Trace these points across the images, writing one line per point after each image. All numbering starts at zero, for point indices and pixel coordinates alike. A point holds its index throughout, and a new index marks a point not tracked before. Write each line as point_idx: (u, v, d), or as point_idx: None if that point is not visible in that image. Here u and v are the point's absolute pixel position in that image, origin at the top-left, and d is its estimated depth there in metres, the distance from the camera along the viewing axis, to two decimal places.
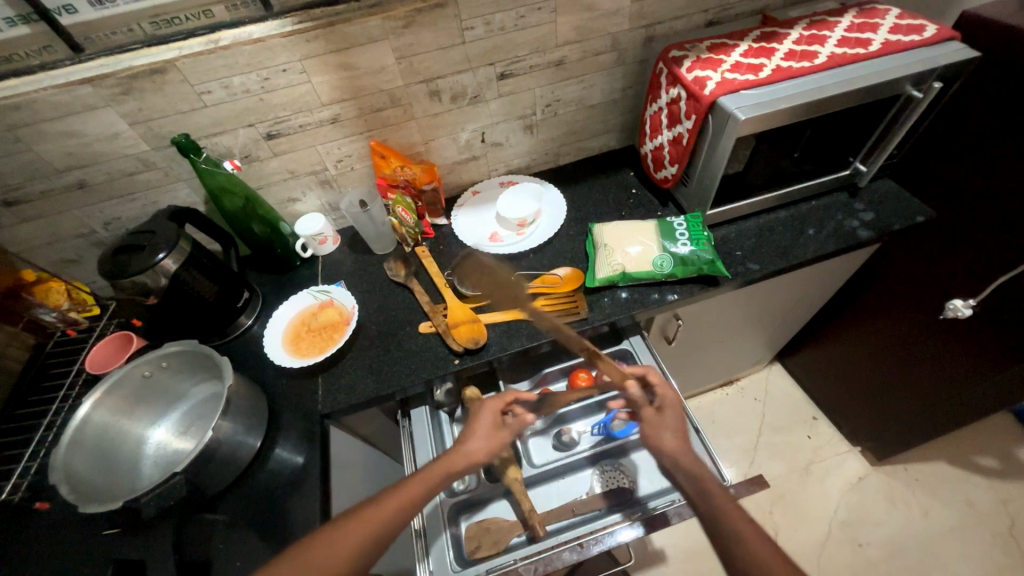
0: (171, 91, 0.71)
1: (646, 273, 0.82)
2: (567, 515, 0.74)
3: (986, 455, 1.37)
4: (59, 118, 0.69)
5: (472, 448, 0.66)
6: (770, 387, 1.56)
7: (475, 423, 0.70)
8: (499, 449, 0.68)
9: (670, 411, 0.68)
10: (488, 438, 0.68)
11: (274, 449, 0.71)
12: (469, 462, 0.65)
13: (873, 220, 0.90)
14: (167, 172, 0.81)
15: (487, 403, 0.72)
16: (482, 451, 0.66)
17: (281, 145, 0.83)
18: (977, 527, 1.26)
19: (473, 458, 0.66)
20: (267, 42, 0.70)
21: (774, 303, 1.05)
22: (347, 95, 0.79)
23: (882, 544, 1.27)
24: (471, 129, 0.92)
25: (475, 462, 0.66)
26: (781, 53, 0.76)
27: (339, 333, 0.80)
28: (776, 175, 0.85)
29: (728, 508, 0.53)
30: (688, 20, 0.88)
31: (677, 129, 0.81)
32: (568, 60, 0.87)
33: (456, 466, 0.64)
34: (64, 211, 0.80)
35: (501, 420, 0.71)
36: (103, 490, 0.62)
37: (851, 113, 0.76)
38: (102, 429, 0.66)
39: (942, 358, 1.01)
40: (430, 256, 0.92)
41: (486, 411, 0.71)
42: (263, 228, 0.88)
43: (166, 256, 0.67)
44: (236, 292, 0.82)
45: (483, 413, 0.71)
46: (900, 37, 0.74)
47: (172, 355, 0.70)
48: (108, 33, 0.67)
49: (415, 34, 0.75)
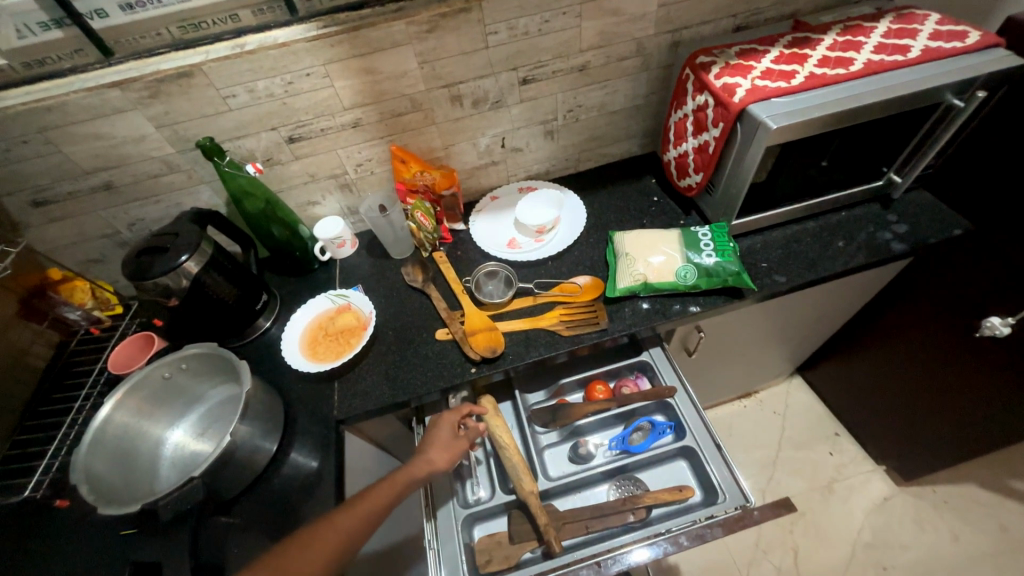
0: (196, 95, 0.71)
1: (669, 284, 0.80)
2: (582, 531, 0.71)
3: (1021, 479, 1.31)
4: (88, 121, 0.70)
5: (432, 458, 0.66)
6: (790, 400, 1.52)
7: (435, 433, 0.70)
8: (460, 456, 0.68)
9: None
10: (449, 448, 0.68)
11: (289, 454, 0.71)
12: (428, 472, 0.64)
13: (907, 233, 0.87)
14: (190, 174, 0.81)
15: (443, 416, 0.72)
16: (443, 461, 0.66)
17: (302, 149, 0.83)
18: (1010, 554, 1.21)
19: (432, 468, 0.65)
20: (292, 47, 0.69)
21: (799, 316, 1.02)
22: (369, 100, 0.79)
23: (909, 567, 1.22)
24: (492, 134, 0.91)
25: (436, 471, 0.65)
26: (814, 60, 0.74)
27: (356, 338, 0.80)
28: (805, 185, 0.82)
29: None
30: (715, 25, 0.86)
31: (703, 137, 0.79)
32: (591, 65, 0.86)
33: (417, 474, 0.63)
34: (91, 212, 0.81)
35: (458, 432, 0.71)
36: (123, 492, 0.62)
37: (884, 122, 0.73)
38: (122, 431, 0.66)
39: (979, 379, 0.97)
40: (447, 262, 0.91)
41: (444, 422, 0.71)
42: (282, 231, 0.88)
43: (188, 258, 0.67)
44: (255, 295, 0.83)
45: (443, 424, 0.71)
46: (941, 44, 0.71)
47: (192, 358, 0.70)
48: (138, 38, 0.68)
49: (439, 38, 0.74)
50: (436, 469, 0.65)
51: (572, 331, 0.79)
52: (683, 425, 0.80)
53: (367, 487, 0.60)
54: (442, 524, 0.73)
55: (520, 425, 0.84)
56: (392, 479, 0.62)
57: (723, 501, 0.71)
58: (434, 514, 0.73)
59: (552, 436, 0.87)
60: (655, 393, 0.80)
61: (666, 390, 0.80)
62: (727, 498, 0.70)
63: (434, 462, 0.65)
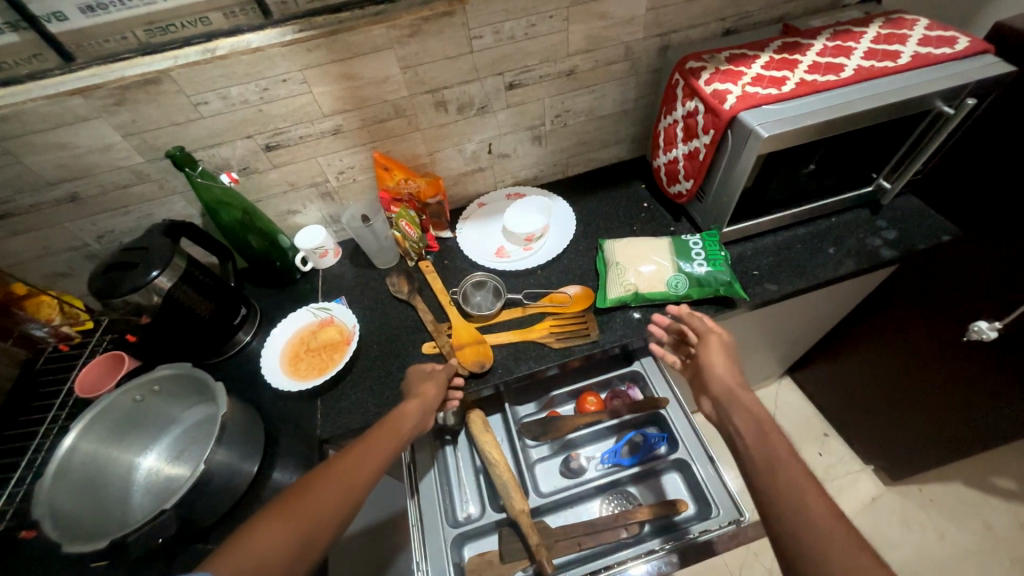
0: (166, 102, 0.68)
1: (660, 294, 0.79)
2: (575, 549, 0.69)
3: (1004, 476, 1.34)
4: (49, 130, 0.66)
5: (421, 392, 0.67)
6: (780, 401, 1.53)
7: (410, 378, 0.70)
8: (446, 386, 0.70)
9: (717, 351, 0.66)
10: (434, 381, 0.69)
11: (271, 475, 0.68)
12: (421, 404, 0.66)
13: (896, 239, 0.86)
14: (162, 184, 0.78)
15: (414, 368, 0.71)
16: (432, 393, 0.67)
17: (281, 157, 0.80)
18: (995, 551, 1.23)
19: (422, 400, 0.66)
20: (267, 52, 0.66)
21: (789, 321, 1.02)
22: (350, 106, 0.76)
23: (897, 567, 1.23)
24: (479, 140, 0.89)
25: (428, 399, 0.67)
26: (804, 66, 0.73)
27: (339, 353, 0.78)
28: (796, 192, 0.81)
29: (789, 463, 0.50)
30: (704, 29, 0.85)
31: (693, 143, 0.78)
32: (579, 70, 0.84)
33: (410, 409, 0.64)
34: (55, 224, 0.77)
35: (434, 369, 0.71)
36: (91, 525, 0.58)
37: (873, 130, 0.72)
38: (90, 458, 0.62)
39: (965, 382, 0.97)
40: (433, 271, 0.89)
41: (419, 371, 0.71)
42: (260, 241, 0.85)
43: (160, 274, 0.64)
44: (233, 309, 0.80)
45: (416, 373, 0.70)
46: (930, 50, 0.71)
47: (165, 379, 0.67)
48: (101, 42, 0.64)
49: (421, 43, 0.72)
50: (427, 403, 0.66)
51: (562, 343, 0.77)
52: (676, 437, 0.79)
53: (367, 434, 0.60)
54: (429, 526, 0.72)
55: (509, 439, 0.82)
56: (384, 422, 0.62)
57: (717, 514, 0.71)
58: (416, 490, 0.74)
59: (544, 450, 0.85)
60: (698, 329, 0.69)
61: (713, 331, 0.68)
62: (722, 511, 0.70)
63: (426, 400, 0.66)
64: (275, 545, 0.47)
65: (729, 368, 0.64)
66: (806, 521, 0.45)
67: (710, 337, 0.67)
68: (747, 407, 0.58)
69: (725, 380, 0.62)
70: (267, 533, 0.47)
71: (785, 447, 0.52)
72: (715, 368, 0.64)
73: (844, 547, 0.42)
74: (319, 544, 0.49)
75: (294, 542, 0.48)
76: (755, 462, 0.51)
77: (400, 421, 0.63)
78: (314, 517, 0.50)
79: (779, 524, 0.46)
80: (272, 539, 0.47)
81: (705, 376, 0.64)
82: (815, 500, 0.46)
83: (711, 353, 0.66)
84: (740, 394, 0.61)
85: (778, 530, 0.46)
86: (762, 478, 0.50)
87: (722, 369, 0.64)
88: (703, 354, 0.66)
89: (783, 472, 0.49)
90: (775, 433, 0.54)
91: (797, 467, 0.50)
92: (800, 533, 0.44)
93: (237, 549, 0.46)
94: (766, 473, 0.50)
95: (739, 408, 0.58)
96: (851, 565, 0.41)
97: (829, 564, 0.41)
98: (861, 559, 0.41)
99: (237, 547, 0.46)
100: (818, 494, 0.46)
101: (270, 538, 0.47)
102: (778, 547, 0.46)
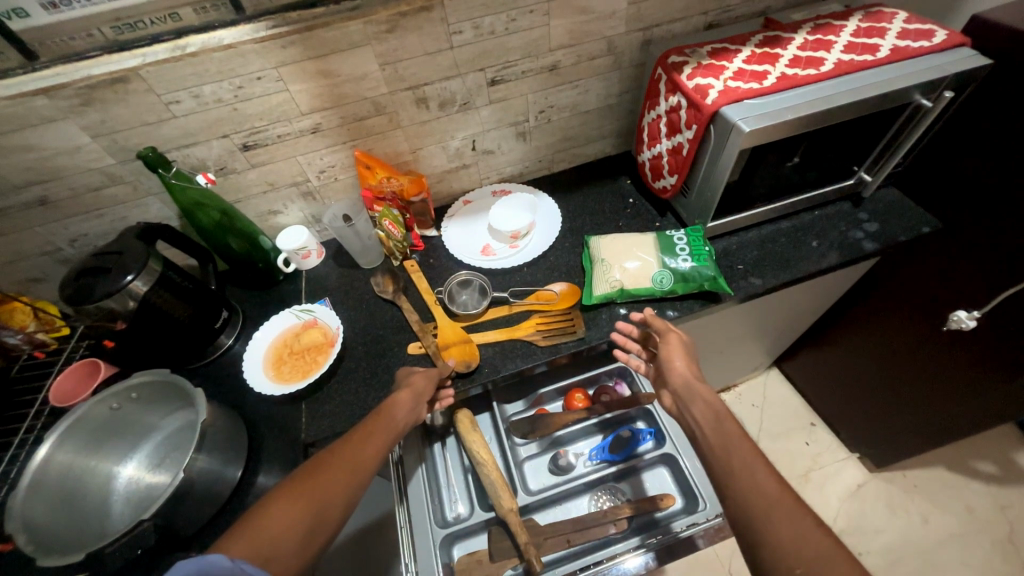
0: (136, 101, 0.66)
1: (645, 289, 0.79)
2: (563, 546, 0.70)
3: (984, 461, 1.37)
4: (14, 132, 0.63)
5: (411, 382, 0.66)
6: (768, 392, 1.55)
7: (406, 376, 0.69)
8: (437, 376, 0.69)
9: (676, 352, 0.65)
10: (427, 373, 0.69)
11: (255, 480, 0.67)
12: (411, 395, 0.64)
13: (877, 231, 0.87)
14: (136, 186, 0.76)
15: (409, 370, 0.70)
16: (422, 383, 0.67)
17: (258, 156, 0.78)
18: (976, 534, 1.26)
19: (413, 391, 0.65)
20: (239, 49, 0.64)
21: (774, 314, 1.03)
22: (329, 104, 0.75)
23: (881, 552, 1.26)
24: (462, 137, 0.88)
25: (421, 390, 0.66)
26: (785, 60, 0.72)
27: (323, 355, 0.76)
28: (780, 185, 0.82)
29: (743, 448, 0.50)
30: (686, 23, 0.84)
31: (677, 138, 0.78)
32: (562, 65, 0.83)
33: (400, 399, 0.63)
34: (25, 229, 0.75)
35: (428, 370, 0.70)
36: (69, 538, 0.57)
37: (855, 123, 0.73)
38: (66, 470, 0.61)
39: (947, 367, 0.99)
40: (418, 271, 0.88)
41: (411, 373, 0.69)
42: (241, 243, 0.83)
43: (135, 278, 0.62)
44: (214, 312, 0.78)
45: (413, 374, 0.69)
46: (909, 43, 0.71)
47: (142, 386, 0.65)
48: (65, 39, 0.62)
49: (399, 39, 0.70)
50: (417, 392, 0.65)
51: (549, 340, 0.77)
52: (664, 433, 0.80)
53: (364, 422, 0.60)
54: (419, 527, 0.71)
55: (498, 437, 0.82)
56: (377, 411, 0.61)
57: (703, 509, 0.72)
58: (404, 493, 0.73)
59: (532, 447, 0.85)
60: (658, 329, 0.69)
61: (672, 330, 0.68)
62: (708, 505, 0.71)
63: (418, 390, 0.66)
64: (284, 530, 0.46)
65: (688, 367, 0.64)
66: (759, 501, 0.45)
67: (670, 338, 0.67)
68: (705, 398, 0.59)
69: (684, 373, 0.63)
70: (276, 519, 0.46)
71: (740, 432, 0.53)
72: (674, 364, 0.64)
73: (792, 523, 0.43)
74: (329, 528, 0.49)
75: (303, 525, 0.47)
76: (713, 450, 0.52)
77: (392, 411, 0.62)
78: (322, 501, 0.49)
79: (734, 506, 0.47)
80: (286, 522, 0.46)
81: (664, 372, 0.65)
82: (765, 479, 0.47)
83: (670, 352, 0.66)
84: (698, 385, 0.61)
85: (735, 512, 0.46)
86: (719, 465, 0.50)
87: (683, 368, 0.63)
88: (663, 354, 0.66)
89: (738, 456, 0.50)
90: (730, 421, 0.55)
91: (751, 449, 0.50)
92: (754, 512, 0.45)
93: (246, 533, 0.45)
94: (723, 458, 0.51)
95: (698, 399, 0.59)
96: (798, 538, 0.42)
97: (782, 535, 0.43)
98: (809, 533, 0.42)
99: (243, 534, 0.45)
100: (769, 474, 0.47)
101: (285, 521, 0.47)
102: (740, 531, 0.46)
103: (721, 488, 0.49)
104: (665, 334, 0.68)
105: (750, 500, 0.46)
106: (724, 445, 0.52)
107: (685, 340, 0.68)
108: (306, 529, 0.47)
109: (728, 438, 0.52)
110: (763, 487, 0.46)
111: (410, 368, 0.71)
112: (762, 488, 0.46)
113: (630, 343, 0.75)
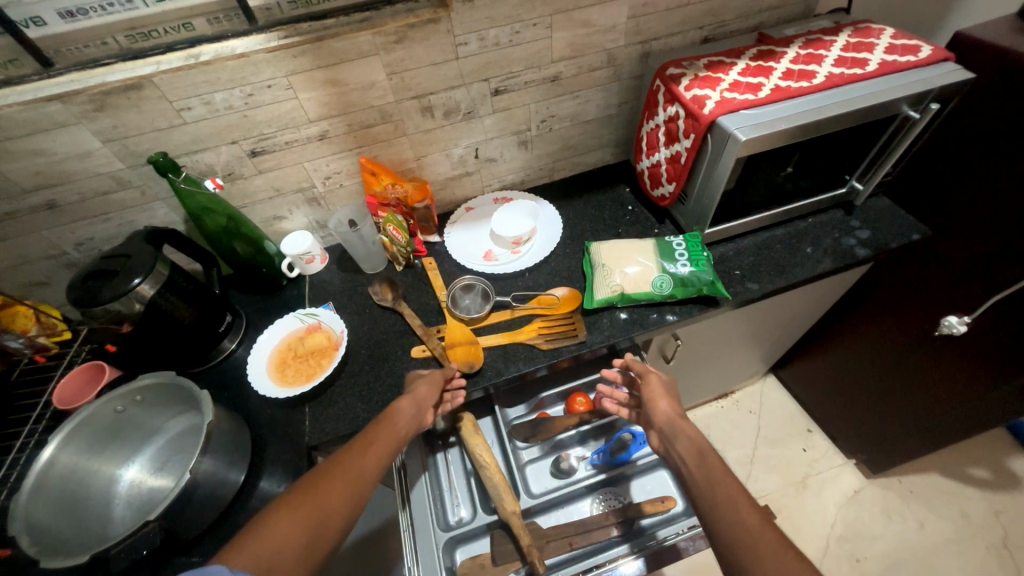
0: (148, 108, 0.67)
1: (645, 294, 0.80)
2: (566, 549, 0.70)
3: (978, 466, 1.38)
4: (26, 136, 0.64)
5: (416, 389, 0.67)
6: (764, 398, 1.56)
7: (415, 381, 0.70)
8: (440, 382, 0.70)
9: (659, 391, 0.67)
10: (433, 381, 0.69)
11: (258, 483, 0.67)
12: (413, 404, 0.65)
13: (870, 238, 0.90)
14: (144, 191, 0.77)
15: (426, 376, 0.70)
16: (425, 390, 0.68)
17: (266, 162, 0.79)
18: (973, 539, 1.27)
19: (416, 400, 0.66)
20: (252, 58, 0.66)
21: (770, 320, 1.05)
22: (336, 112, 0.76)
23: (880, 558, 1.27)
24: (465, 145, 0.90)
25: (421, 402, 0.66)
26: (778, 73, 0.75)
27: (327, 359, 0.77)
28: (774, 193, 0.84)
29: (727, 484, 0.51)
30: (684, 37, 0.87)
31: (675, 147, 0.80)
32: (563, 76, 0.86)
33: (397, 414, 0.63)
34: (31, 232, 0.75)
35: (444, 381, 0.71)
36: (71, 541, 0.56)
37: (846, 133, 0.75)
38: (69, 471, 0.60)
39: (940, 376, 1.00)
40: (435, 267, 0.91)
41: (425, 380, 0.69)
42: (246, 248, 0.84)
43: (143, 281, 0.63)
44: (218, 316, 0.79)
45: (423, 381, 0.69)
46: (896, 58, 0.74)
47: (147, 389, 0.65)
48: (80, 47, 0.63)
49: (407, 49, 0.72)
50: (419, 399, 0.66)
51: (551, 344, 0.78)
52: None
53: (366, 431, 0.60)
54: (421, 531, 0.71)
55: (500, 441, 0.82)
56: (380, 418, 0.62)
57: None
58: (408, 500, 0.73)
59: (534, 451, 0.86)
60: (638, 372, 0.72)
61: (652, 372, 0.71)
62: None
63: (420, 398, 0.67)
64: (281, 544, 0.45)
65: (672, 405, 0.65)
66: (744, 536, 0.46)
67: (652, 381, 0.69)
68: (688, 434, 0.59)
69: (667, 412, 0.64)
70: (282, 529, 0.46)
71: (722, 467, 0.53)
72: (658, 404, 0.65)
73: (776, 550, 0.43)
74: (329, 536, 0.48)
75: (301, 540, 0.46)
76: (697, 485, 0.53)
77: (395, 417, 0.62)
78: (326, 514, 0.49)
79: (721, 540, 0.47)
80: (289, 533, 0.46)
81: (648, 412, 0.66)
82: (747, 514, 0.47)
83: (653, 393, 0.67)
84: (682, 423, 0.62)
85: (720, 545, 0.47)
86: (703, 502, 0.51)
87: (665, 408, 0.64)
88: (646, 396, 0.68)
89: (722, 493, 0.50)
90: (714, 456, 0.55)
91: (734, 483, 0.51)
92: (739, 544, 0.45)
93: (251, 541, 0.45)
94: (708, 496, 0.51)
95: (681, 436, 0.59)
96: (781, 568, 0.42)
97: (762, 565, 0.43)
98: (793, 563, 0.42)
99: (247, 541, 0.44)
100: (751, 507, 0.48)
101: (287, 532, 0.46)
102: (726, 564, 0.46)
103: (705, 519, 0.50)
104: (646, 375, 0.70)
105: (734, 536, 0.46)
106: (710, 475, 0.52)
107: (664, 379, 0.70)
108: (304, 544, 0.46)
109: (712, 470, 0.53)
110: (748, 520, 0.47)
111: (423, 373, 0.72)
112: (745, 521, 0.47)
113: (617, 391, 0.77)
